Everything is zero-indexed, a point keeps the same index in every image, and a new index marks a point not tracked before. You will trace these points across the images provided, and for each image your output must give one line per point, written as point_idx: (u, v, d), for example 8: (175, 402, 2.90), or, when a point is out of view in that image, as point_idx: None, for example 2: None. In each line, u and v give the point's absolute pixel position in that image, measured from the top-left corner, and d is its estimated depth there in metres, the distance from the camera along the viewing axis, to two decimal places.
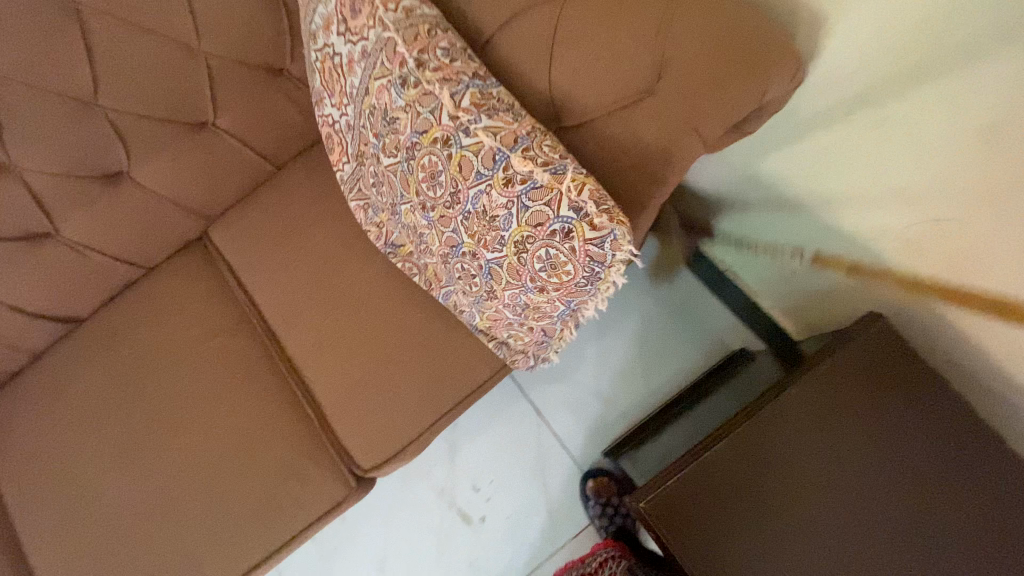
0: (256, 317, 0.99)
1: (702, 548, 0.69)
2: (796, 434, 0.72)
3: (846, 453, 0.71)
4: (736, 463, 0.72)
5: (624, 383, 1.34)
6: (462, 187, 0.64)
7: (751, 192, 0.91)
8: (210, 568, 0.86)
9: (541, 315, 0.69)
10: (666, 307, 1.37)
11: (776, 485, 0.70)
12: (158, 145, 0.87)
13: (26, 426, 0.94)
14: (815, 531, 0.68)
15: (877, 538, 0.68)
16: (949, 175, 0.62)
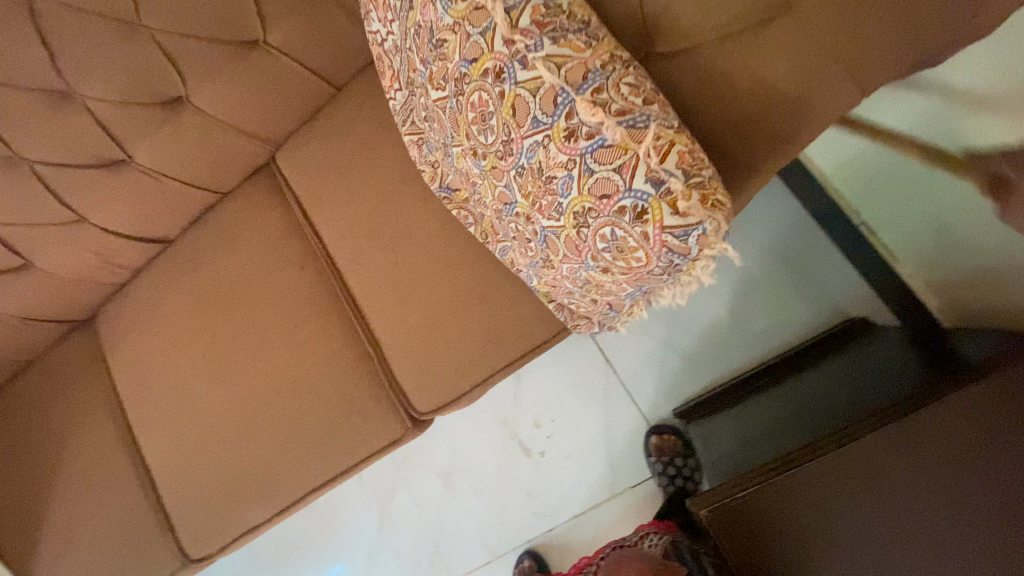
0: (319, 249, 0.97)
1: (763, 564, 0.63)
2: (917, 468, 0.57)
3: (983, 507, 0.55)
4: (821, 489, 0.60)
5: (711, 340, 1.18)
6: (515, 136, 0.51)
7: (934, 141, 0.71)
8: (281, 481, 0.92)
9: (605, 292, 0.58)
10: (776, 258, 1.14)
11: (871, 524, 0.58)
12: (211, 67, 0.82)
13: (133, 334, 1.04)
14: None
15: None
16: None
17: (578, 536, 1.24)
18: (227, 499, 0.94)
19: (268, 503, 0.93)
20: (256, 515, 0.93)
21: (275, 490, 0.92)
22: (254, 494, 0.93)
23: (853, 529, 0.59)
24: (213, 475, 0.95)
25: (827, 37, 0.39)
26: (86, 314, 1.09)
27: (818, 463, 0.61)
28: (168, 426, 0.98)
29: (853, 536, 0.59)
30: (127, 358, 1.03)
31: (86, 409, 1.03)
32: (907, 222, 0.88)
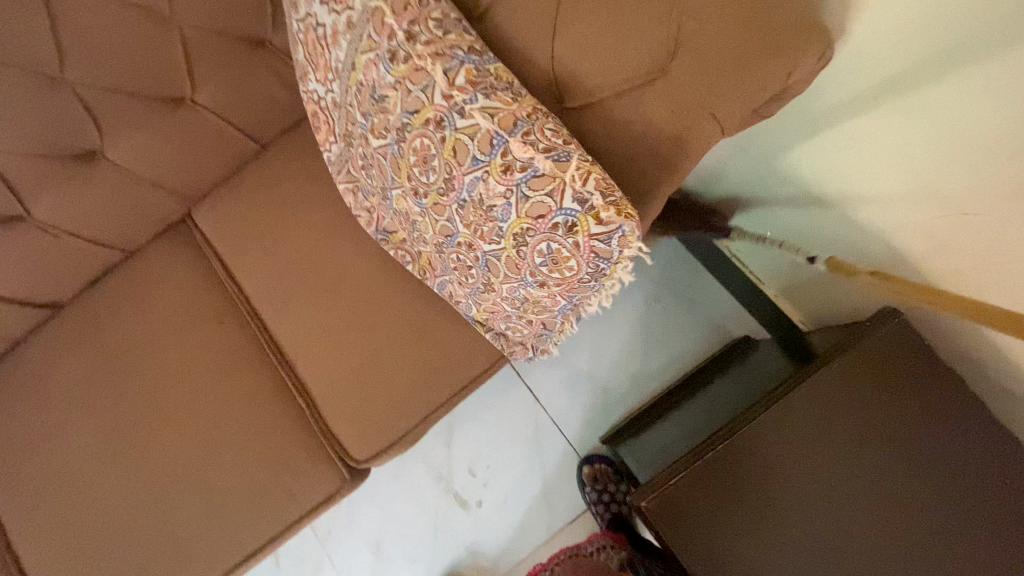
0: (242, 303, 0.94)
1: (705, 546, 0.67)
2: (795, 426, 0.70)
3: (840, 444, 0.69)
4: (740, 463, 0.69)
5: (626, 367, 1.29)
6: (456, 174, 0.59)
7: (753, 188, 0.87)
8: (198, 561, 0.83)
9: (541, 309, 0.66)
10: (670, 291, 1.32)
11: (782, 489, 0.68)
12: (134, 123, 0.81)
13: (11, 414, 0.92)
14: (812, 518, 0.67)
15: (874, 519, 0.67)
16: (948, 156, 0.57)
17: None
18: None
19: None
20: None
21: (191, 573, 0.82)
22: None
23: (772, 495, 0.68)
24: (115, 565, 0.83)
25: (695, 93, 0.51)
26: None
27: (735, 442, 0.70)
28: (59, 516, 0.86)
29: (772, 500, 0.68)
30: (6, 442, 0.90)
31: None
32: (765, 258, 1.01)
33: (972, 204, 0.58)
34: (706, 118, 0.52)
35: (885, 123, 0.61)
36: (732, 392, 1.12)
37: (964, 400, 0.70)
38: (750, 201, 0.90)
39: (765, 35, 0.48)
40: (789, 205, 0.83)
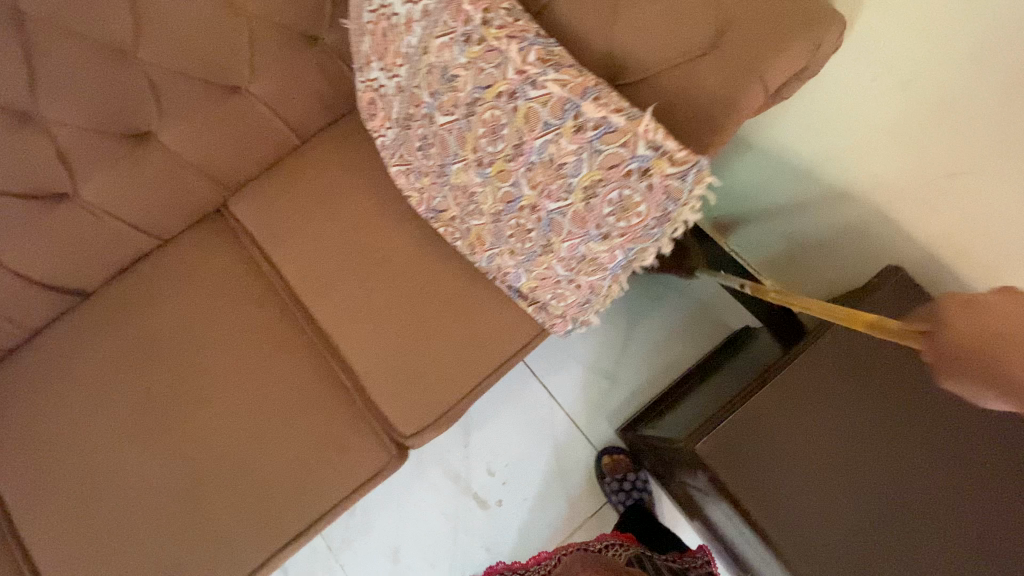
0: (281, 288, 0.95)
1: (747, 476, 0.77)
2: (833, 380, 0.79)
3: (869, 405, 0.78)
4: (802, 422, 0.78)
5: (634, 362, 1.34)
6: (527, 139, 0.66)
7: (762, 174, 0.97)
8: (247, 540, 0.83)
9: (595, 267, 0.72)
10: (671, 288, 1.38)
11: (812, 437, 0.78)
12: (191, 108, 0.84)
13: (36, 404, 0.89)
14: (835, 469, 0.76)
15: (890, 478, 0.75)
16: (944, 122, 0.69)
17: None
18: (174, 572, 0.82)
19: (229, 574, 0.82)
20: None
21: (240, 551, 0.83)
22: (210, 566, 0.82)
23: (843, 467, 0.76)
24: (156, 554, 0.83)
25: (744, 60, 0.60)
26: None
27: (771, 388, 0.80)
28: (91, 506, 0.85)
29: (819, 463, 0.77)
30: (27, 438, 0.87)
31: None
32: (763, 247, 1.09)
33: (960, 166, 0.71)
34: (754, 82, 0.60)
35: (892, 102, 0.72)
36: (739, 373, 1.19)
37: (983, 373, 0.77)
38: (758, 186, 1.00)
39: (798, 16, 0.59)
40: (796, 185, 0.93)
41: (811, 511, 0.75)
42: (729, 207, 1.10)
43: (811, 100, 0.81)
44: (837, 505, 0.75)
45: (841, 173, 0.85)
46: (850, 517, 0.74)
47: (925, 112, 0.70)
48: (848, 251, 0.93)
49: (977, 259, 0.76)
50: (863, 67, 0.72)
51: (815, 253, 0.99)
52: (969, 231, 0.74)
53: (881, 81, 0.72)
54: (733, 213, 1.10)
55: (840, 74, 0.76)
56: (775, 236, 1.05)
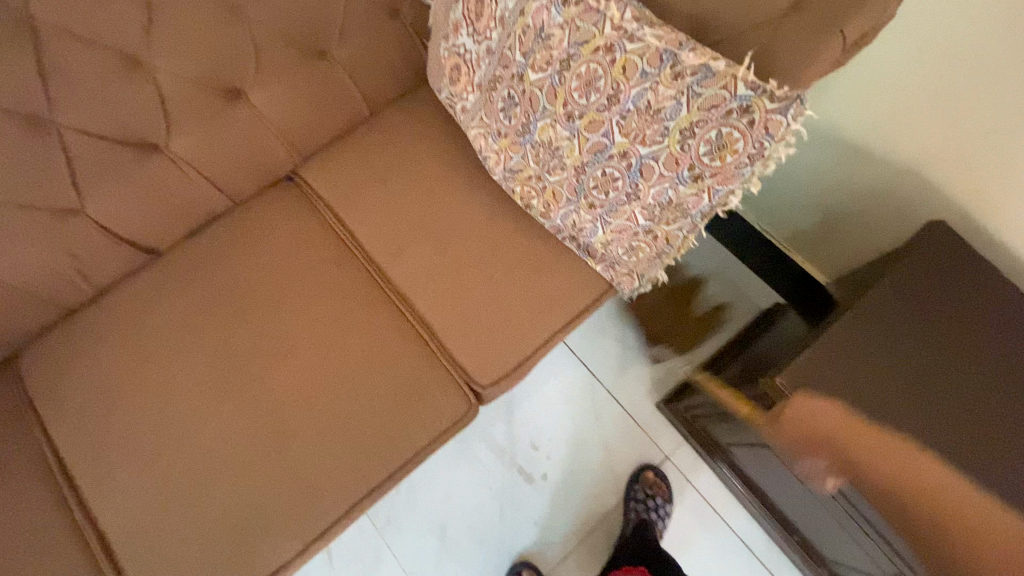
0: (354, 248, 0.97)
1: (832, 409, 0.76)
2: (910, 321, 0.80)
3: (951, 353, 0.78)
4: (929, 402, 0.76)
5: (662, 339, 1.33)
6: (623, 88, 0.72)
7: (807, 149, 1.03)
8: (331, 488, 0.84)
9: (678, 213, 0.78)
10: (697, 265, 1.37)
11: (894, 376, 0.77)
12: (282, 72, 0.89)
13: (108, 357, 0.89)
14: (915, 410, 0.76)
15: (968, 425, 0.75)
16: (997, 90, 0.74)
17: (593, 554, 1.21)
18: (255, 521, 0.82)
19: (310, 526, 0.82)
20: (293, 545, 0.81)
21: (324, 499, 0.83)
22: (292, 517, 0.82)
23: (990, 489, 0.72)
24: (236, 505, 0.82)
25: (828, 14, 0.64)
26: (29, 335, 0.91)
27: (846, 323, 0.80)
28: (166, 459, 0.84)
29: (901, 403, 0.76)
30: (100, 394, 0.87)
31: (20, 477, 0.84)
32: (798, 226, 1.18)
33: (1004, 125, 0.77)
34: (836, 34, 0.64)
35: (949, 73, 0.78)
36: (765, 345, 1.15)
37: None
38: (801, 163, 1.06)
39: None
40: (840, 159, 1.00)
41: (890, 449, 0.74)
42: (770, 185, 1.16)
43: (865, 74, 0.87)
44: (917, 445, 0.74)
45: (886, 143, 0.91)
46: (930, 461, 0.73)
47: (979, 80, 0.75)
48: (882, 220, 1.00)
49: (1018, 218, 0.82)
50: (920, 41, 0.78)
51: (855, 225, 1.06)
52: (1014, 192, 0.80)
53: (938, 54, 0.77)
54: (768, 196, 1.19)
55: (899, 48, 0.80)
56: (810, 213, 1.13)
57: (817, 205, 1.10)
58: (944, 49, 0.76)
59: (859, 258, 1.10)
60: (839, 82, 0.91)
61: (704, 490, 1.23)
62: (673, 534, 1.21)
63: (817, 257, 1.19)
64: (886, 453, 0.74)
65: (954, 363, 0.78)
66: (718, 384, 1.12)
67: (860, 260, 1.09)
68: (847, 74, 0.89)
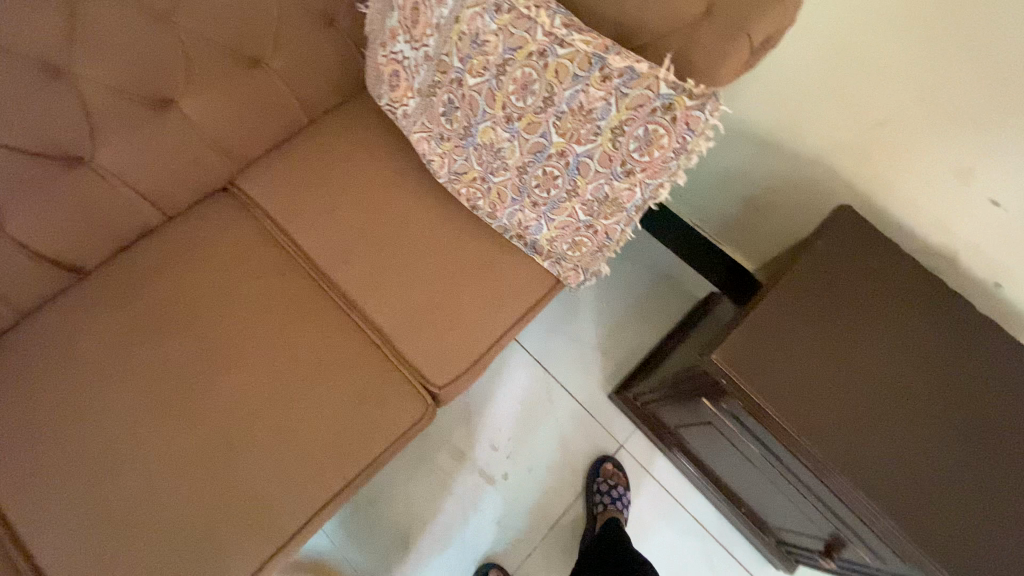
0: (299, 257, 0.95)
1: (765, 380, 0.82)
2: (827, 296, 0.88)
3: (864, 322, 0.87)
4: (847, 368, 0.84)
5: (608, 332, 1.38)
6: (557, 90, 0.76)
7: (730, 146, 1.12)
8: (287, 503, 0.81)
9: (615, 207, 0.82)
10: (637, 260, 1.43)
11: (817, 346, 0.85)
12: (215, 80, 0.88)
13: (31, 385, 0.83)
14: (837, 376, 0.83)
15: (883, 385, 0.83)
16: (885, 86, 0.84)
17: (557, 549, 1.22)
18: (206, 544, 0.78)
19: (267, 542, 0.79)
20: (249, 564, 0.78)
21: (279, 515, 0.80)
22: (246, 535, 0.79)
23: (909, 447, 0.80)
24: (185, 529, 0.78)
25: (736, 19, 0.70)
26: None
27: (771, 302, 0.87)
28: (103, 489, 0.79)
29: (825, 371, 0.83)
30: (24, 424, 0.81)
31: None
32: (727, 219, 1.27)
33: (893, 117, 0.87)
34: (743, 37, 0.70)
35: (845, 73, 0.87)
36: (703, 333, 1.23)
37: (937, 295, 0.90)
38: (726, 159, 1.15)
39: None
40: (759, 154, 1.08)
41: (820, 413, 0.81)
42: (701, 181, 1.24)
43: (774, 77, 0.96)
44: (840, 408, 0.82)
45: (798, 138, 1.00)
46: (853, 421, 0.81)
47: (870, 78, 0.85)
48: (800, 207, 1.09)
49: (910, 199, 0.93)
50: (818, 45, 0.87)
51: (776, 214, 1.15)
52: (905, 176, 0.91)
53: (834, 57, 0.87)
54: (699, 191, 1.27)
55: (802, 51, 0.89)
56: (738, 206, 1.21)
57: (743, 198, 1.19)
58: (838, 52, 0.85)
59: (782, 245, 1.19)
60: (753, 84, 0.99)
61: (661, 477, 1.28)
62: (635, 522, 1.25)
63: (746, 247, 1.28)
64: (817, 417, 0.81)
65: (866, 330, 0.86)
66: (663, 370, 1.17)
67: (784, 247, 1.19)
68: (759, 76, 0.97)
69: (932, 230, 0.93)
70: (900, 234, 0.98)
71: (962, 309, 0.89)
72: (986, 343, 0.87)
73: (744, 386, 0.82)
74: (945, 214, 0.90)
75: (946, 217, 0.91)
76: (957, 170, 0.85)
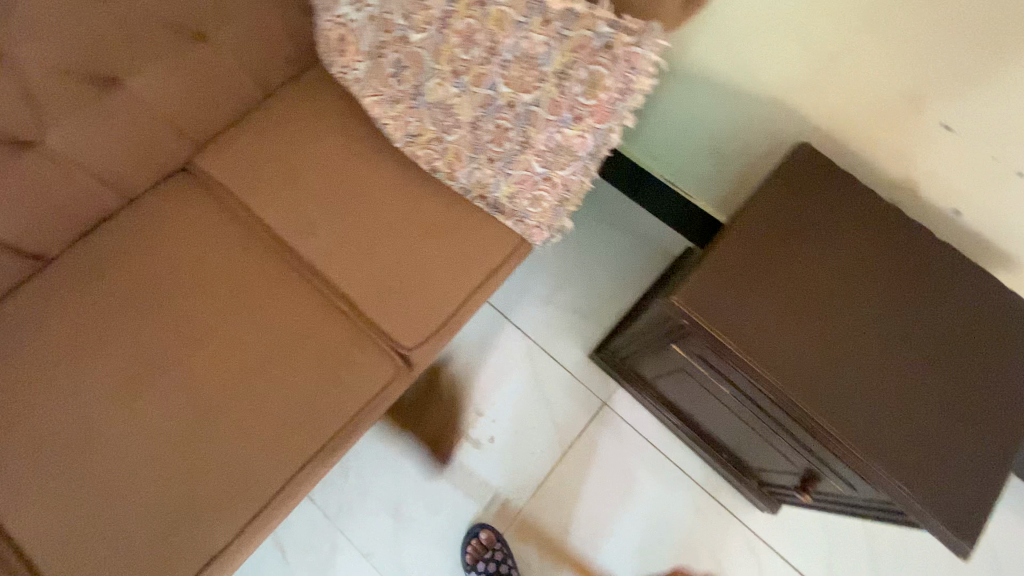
0: (262, 231, 0.95)
1: (727, 318, 0.82)
2: (784, 231, 0.88)
3: (822, 254, 0.87)
4: (807, 298, 0.84)
5: (584, 291, 1.38)
6: (499, 39, 0.74)
7: (691, 94, 1.11)
8: (263, 470, 0.82)
9: (570, 156, 0.82)
10: (612, 221, 1.43)
11: (777, 281, 0.85)
12: (159, 57, 0.86)
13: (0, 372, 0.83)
14: (798, 308, 0.84)
15: (843, 313, 0.84)
16: (834, 17, 0.83)
17: (547, 506, 1.24)
18: (187, 513, 0.79)
19: (245, 507, 0.81)
20: (230, 528, 0.80)
21: (257, 481, 0.82)
22: (225, 501, 0.81)
23: (876, 372, 0.81)
24: (166, 500, 0.80)
25: None
26: None
27: (728, 242, 0.87)
28: (82, 467, 0.80)
29: (785, 304, 0.84)
30: None
31: None
32: (694, 173, 1.26)
33: (846, 48, 0.85)
34: None
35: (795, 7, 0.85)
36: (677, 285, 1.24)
37: (899, 225, 0.90)
38: (689, 109, 1.13)
39: None
40: (720, 100, 1.07)
41: (783, 346, 0.81)
42: (665, 135, 1.22)
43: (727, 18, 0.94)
44: (803, 339, 0.82)
45: (756, 79, 0.99)
46: (815, 350, 0.82)
47: (820, 9, 0.84)
48: (763, 151, 1.09)
49: (867, 131, 0.93)
50: None
51: (742, 161, 1.14)
52: (859, 108, 0.91)
53: None
54: (662, 146, 1.26)
55: None
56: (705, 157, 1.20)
57: (708, 149, 1.18)
58: None
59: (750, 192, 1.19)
60: (707, 28, 0.97)
61: (642, 428, 1.30)
62: (622, 474, 1.27)
63: (714, 199, 1.27)
64: (780, 350, 0.81)
65: (825, 261, 0.87)
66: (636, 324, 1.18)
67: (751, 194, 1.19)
68: (713, 19, 0.95)
69: (890, 160, 0.93)
70: (861, 168, 0.98)
71: (924, 238, 0.90)
72: (944, 265, 0.88)
73: (706, 326, 0.82)
74: (903, 142, 0.90)
75: (904, 145, 0.90)
76: (910, 96, 0.85)
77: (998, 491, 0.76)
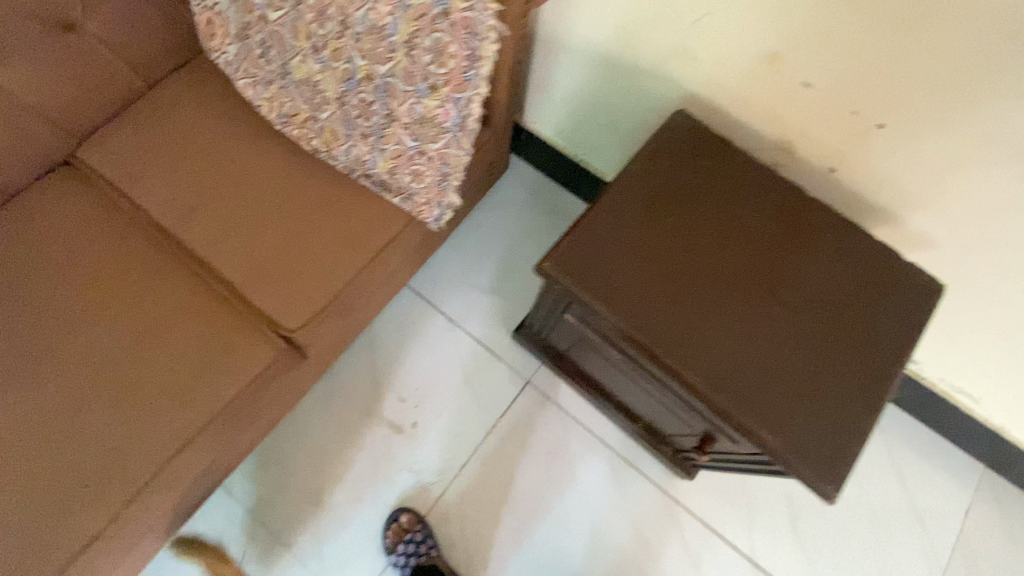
0: (143, 220, 0.94)
1: (597, 281, 0.83)
2: (657, 194, 0.90)
3: (693, 214, 0.89)
4: (677, 257, 0.86)
5: (504, 272, 1.39)
6: (349, 12, 0.75)
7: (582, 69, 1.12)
8: (140, 456, 0.81)
9: (436, 128, 0.82)
10: (529, 201, 1.44)
11: (648, 242, 0.86)
12: (22, 47, 0.85)
13: None
14: (668, 267, 0.85)
15: (712, 270, 0.86)
16: None
17: (470, 485, 1.25)
18: (58, 504, 0.78)
19: (119, 494, 0.80)
20: (102, 516, 0.79)
21: (133, 468, 0.81)
22: (99, 489, 0.79)
23: (742, 325, 0.83)
24: (36, 491, 0.78)
25: None
26: None
27: (602, 206, 0.88)
28: None
29: (654, 264, 0.85)
30: None
31: None
32: (601, 148, 1.27)
33: (707, 11, 0.87)
34: None
35: None
36: None
37: (771, 184, 0.93)
38: (583, 84, 1.14)
39: None
40: (607, 72, 1.08)
41: (652, 305, 0.83)
42: (568, 111, 1.24)
43: None
44: (672, 297, 0.83)
45: (634, 48, 1.00)
46: (684, 308, 0.83)
47: None
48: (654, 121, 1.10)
49: (739, 93, 0.94)
50: None
51: (638, 133, 1.15)
52: (728, 71, 0.92)
53: None
54: (566, 123, 1.27)
55: None
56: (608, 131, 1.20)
57: (608, 123, 1.19)
58: None
59: None
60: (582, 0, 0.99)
61: (563, 403, 1.32)
62: (544, 449, 1.28)
63: None
64: (648, 309, 0.83)
65: (697, 220, 0.89)
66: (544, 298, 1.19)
67: None
68: None
69: (764, 121, 0.95)
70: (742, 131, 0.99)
71: (796, 195, 0.92)
72: (814, 221, 0.91)
73: (576, 289, 0.83)
74: (773, 102, 0.92)
75: (774, 104, 0.92)
76: (770, 56, 0.86)
77: (861, 435, 0.78)
